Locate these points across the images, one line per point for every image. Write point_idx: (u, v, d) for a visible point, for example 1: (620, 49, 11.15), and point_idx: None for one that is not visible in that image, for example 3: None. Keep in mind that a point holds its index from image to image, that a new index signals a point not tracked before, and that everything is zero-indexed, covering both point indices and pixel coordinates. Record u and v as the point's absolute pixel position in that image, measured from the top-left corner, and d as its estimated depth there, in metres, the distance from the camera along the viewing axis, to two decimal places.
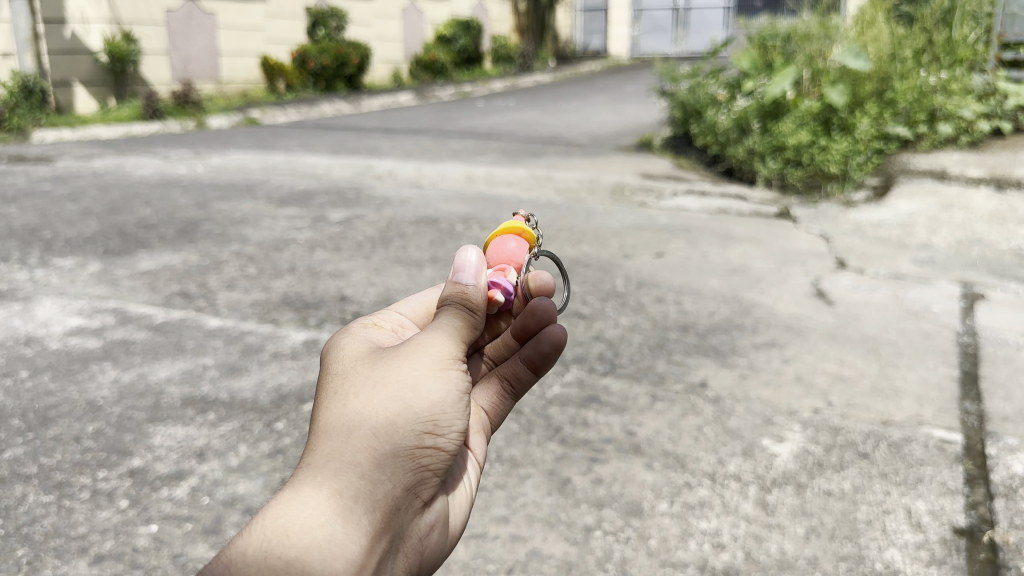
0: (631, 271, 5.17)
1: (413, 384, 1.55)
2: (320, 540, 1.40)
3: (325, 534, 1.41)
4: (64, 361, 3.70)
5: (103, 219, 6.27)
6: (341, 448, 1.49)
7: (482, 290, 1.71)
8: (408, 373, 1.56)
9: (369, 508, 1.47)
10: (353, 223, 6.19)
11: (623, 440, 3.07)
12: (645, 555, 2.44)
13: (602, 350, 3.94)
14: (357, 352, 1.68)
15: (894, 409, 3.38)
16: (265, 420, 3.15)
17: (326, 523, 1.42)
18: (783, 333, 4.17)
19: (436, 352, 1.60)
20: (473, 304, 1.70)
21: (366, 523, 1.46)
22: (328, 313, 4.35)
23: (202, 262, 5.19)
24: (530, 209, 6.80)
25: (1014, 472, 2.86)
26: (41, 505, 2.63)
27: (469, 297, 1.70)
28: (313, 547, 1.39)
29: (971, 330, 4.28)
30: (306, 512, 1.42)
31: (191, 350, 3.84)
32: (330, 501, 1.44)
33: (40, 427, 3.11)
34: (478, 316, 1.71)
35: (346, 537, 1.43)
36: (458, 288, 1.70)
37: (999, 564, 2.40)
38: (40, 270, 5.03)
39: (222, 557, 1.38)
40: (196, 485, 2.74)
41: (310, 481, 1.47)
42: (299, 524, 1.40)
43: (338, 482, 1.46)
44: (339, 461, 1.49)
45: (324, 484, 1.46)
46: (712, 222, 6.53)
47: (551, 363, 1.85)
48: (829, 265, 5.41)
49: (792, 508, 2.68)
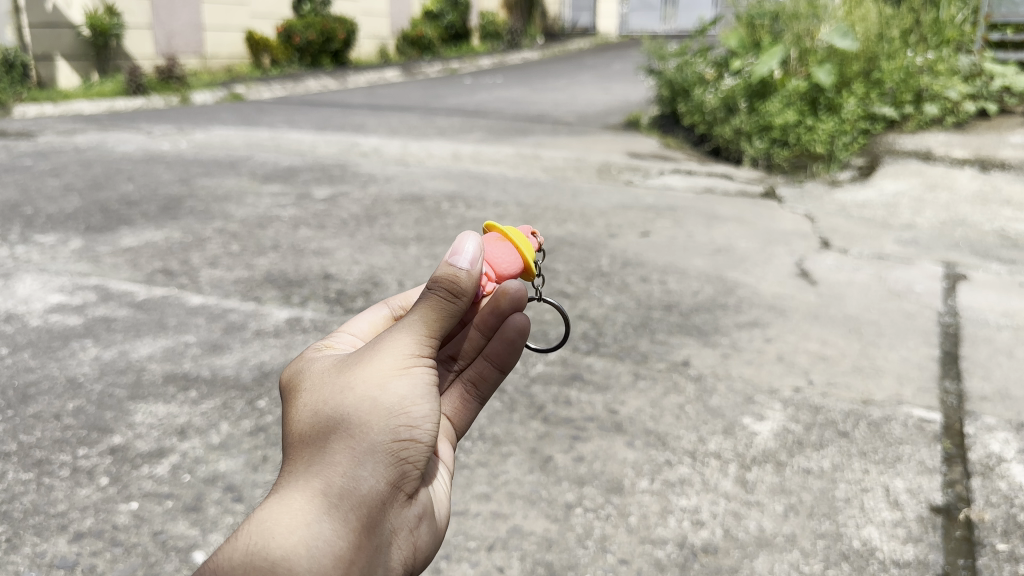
0: (617, 250, 5.17)
1: (383, 380, 1.55)
2: (304, 539, 1.41)
3: (310, 533, 1.42)
4: (45, 338, 3.68)
5: (85, 195, 6.21)
6: (321, 452, 1.52)
7: (474, 275, 1.63)
8: (375, 370, 1.57)
9: (353, 508, 1.47)
10: (338, 201, 6.16)
11: (605, 419, 3.08)
12: (625, 533, 2.46)
13: (585, 328, 3.94)
14: (324, 364, 1.69)
15: (875, 388, 3.40)
16: (247, 398, 3.14)
17: (311, 522, 1.43)
18: (766, 312, 4.19)
19: (407, 348, 1.60)
20: (459, 289, 1.61)
21: (352, 519, 1.46)
22: (312, 291, 4.33)
23: (185, 239, 5.15)
24: (516, 186, 6.78)
25: (991, 452, 2.89)
26: (21, 482, 2.61)
27: (457, 280, 1.61)
28: (297, 546, 1.40)
29: (952, 310, 4.30)
30: (289, 512, 1.43)
31: (174, 328, 3.81)
32: (314, 501, 1.46)
33: (20, 404, 3.09)
34: (462, 302, 1.63)
35: (332, 533, 1.44)
36: (451, 270, 1.61)
37: (975, 542, 2.43)
38: (21, 247, 4.98)
39: (210, 564, 1.40)
40: (178, 462, 2.73)
41: (293, 486, 1.48)
42: (281, 527, 1.41)
43: (320, 483, 1.48)
44: (318, 466, 1.50)
45: (305, 487, 1.48)
46: (699, 202, 6.53)
47: (517, 350, 1.83)
48: (813, 244, 5.43)
49: (771, 486, 2.70)
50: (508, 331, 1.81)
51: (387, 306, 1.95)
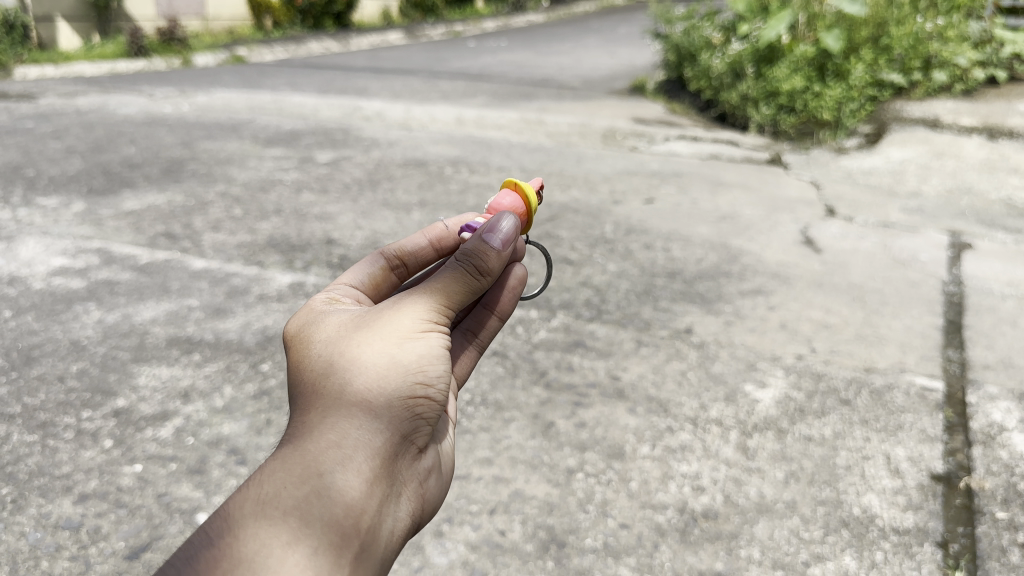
0: (621, 217, 5.14)
1: (401, 340, 1.58)
2: (318, 487, 1.39)
3: (324, 482, 1.40)
4: (49, 301, 3.67)
5: (87, 157, 6.19)
6: (335, 405, 1.51)
7: (503, 255, 1.68)
8: (394, 330, 1.59)
9: (367, 459, 1.48)
10: (341, 165, 6.14)
11: (607, 385, 3.09)
12: (626, 498, 2.47)
13: (588, 295, 3.93)
14: (334, 319, 1.68)
15: (878, 356, 3.40)
16: (250, 362, 3.15)
17: (325, 471, 1.42)
18: (769, 280, 4.17)
19: (425, 311, 1.62)
20: (486, 265, 1.67)
21: (366, 469, 1.46)
22: (315, 255, 4.32)
23: (188, 202, 5.13)
24: (520, 152, 6.74)
25: (993, 421, 2.89)
26: (25, 444, 2.63)
27: (488, 258, 1.66)
28: (312, 494, 1.38)
29: (957, 279, 4.28)
30: (304, 463, 1.42)
31: (177, 291, 3.81)
32: (328, 450, 1.45)
33: (24, 366, 3.10)
34: (485, 279, 1.68)
35: (347, 483, 1.43)
36: (482, 246, 1.67)
37: (974, 510, 2.44)
38: (24, 209, 4.97)
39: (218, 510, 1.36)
40: (182, 425, 2.74)
41: (305, 438, 1.47)
42: (295, 476, 1.39)
43: (334, 435, 1.47)
44: (333, 418, 1.50)
45: (319, 438, 1.46)
46: (704, 168, 6.50)
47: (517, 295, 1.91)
48: (818, 212, 5.41)
49: (772, 453, 2.70)
50: (510, 279, 1.88)
51: (382, 256, 1.93)
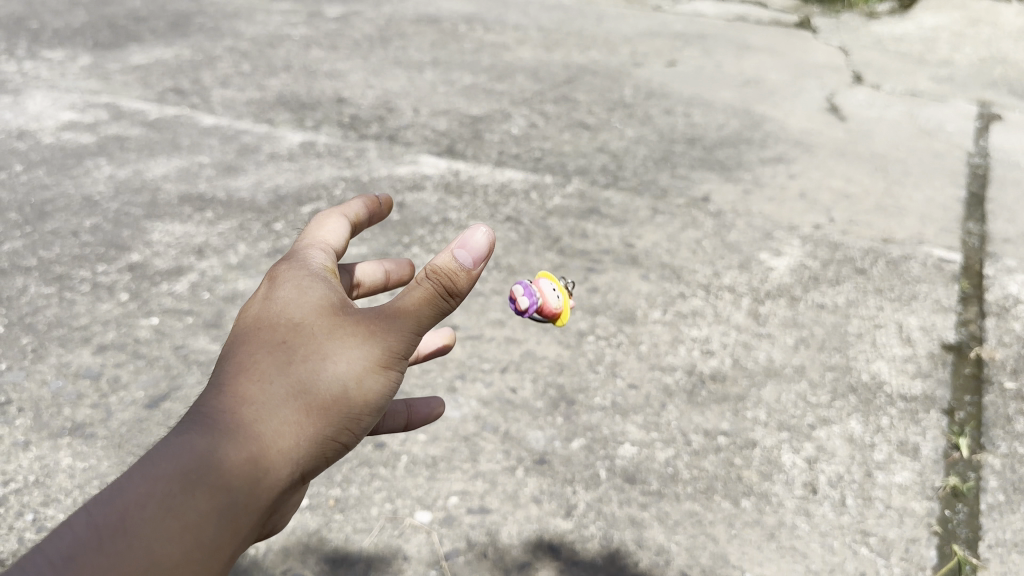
0: (641, 80, 4.99)
1: (356, 335, 1.41)
2: (234, 450, 1.29)
3: (239, 447, 1.29)
4: (59, 156, 3.64)
5: (90, 8, 5.98)
6: (279, 366, 1.38)
7: (472, 274, 1.40)
8: (361, 317, 1.43)
9: (289, 444, 1.35)
10: (351, 20, 5.92)
11: (621, 251, 3.06)
12: (636, 360, 2.49)
13: (605, 161, 3.85)
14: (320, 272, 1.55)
15: (897, 227, 3.35)
16: (263, 220, 3.13)
17: (242, 434, 1.31)
18: (791, 149, 4.07)
19: (397, 315, 1.42)
20: (456, 285, 1.40)
21: (278, 450, 1.34)
22: (326, 115, 4.21)
23: (195, 58, 4.99)
24: (537, 9, 6.47)
25: (1009, 293, 2.88)
26: (43, 296, 2.66)
27: (456, 278, 1.39)
28: (223, 457, 1.28)
29: (984, 151, 4.16)
30: (231, 420, 1.32)
31: (187, 148, 3.75)
32: (252, 415, 1.33)
33: (39, 220, 3.11)
34: (453, 298, 1.41)
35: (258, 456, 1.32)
36: (454, 260, 1.39)
37: (982, 379, 2.46)
38: (29, 62, 4.85)
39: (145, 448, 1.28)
40: (197, 280, 2.75)
41: (242, 389, 1.36)
42: (217, 429, 1.30)
43: (265, 396, 1.36)
44: (273, 380, 1.37)
45: (252, 396, 1.35)
46: (728, 30, 6.24)
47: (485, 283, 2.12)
48: (845, 78, 5.22)
49: (783, 319, 2.71)
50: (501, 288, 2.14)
51: None
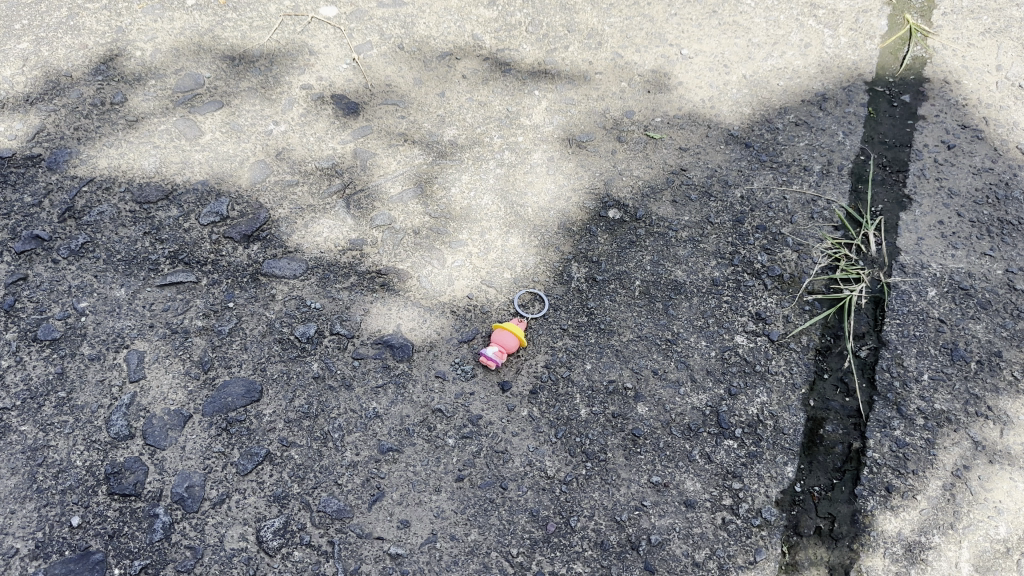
0: None
1: (277, 197, 1.94)
2: (152, 160, 1.95)
3: (151, 164, 1.94)
4: None
5: None
6: (228, 162, 1.99)
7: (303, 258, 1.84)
8: (297, 196, 1.95)
9: (181, 174, 1.94)
10: None
11: None
12: None
13: None
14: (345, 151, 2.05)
15: None
16: None
17: (166, 164, 1.95)
18: None
19: (304, 214, 1.92)
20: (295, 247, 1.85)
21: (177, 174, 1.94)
22: None
23: None
24: None
25: None
26: None
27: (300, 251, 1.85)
28: (140, 158, 1.95)
29: None
30: (178, 155, 1.98)
31: None
32: (182, 163, 1.96)
33: None
34: (293, 237, 1.87)
35: (157, 168, 1.94)
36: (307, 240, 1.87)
37: None
38: None
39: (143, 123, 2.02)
40: None
41: (217, 158, 1.99)
42: (161, 155, 1.97)
43: (203, 168, 1.96)
44: (225, 164, 1.98)
45: (204, 165, 1.97)
46: None
47: None
48: None
49: None
50: None
51: None
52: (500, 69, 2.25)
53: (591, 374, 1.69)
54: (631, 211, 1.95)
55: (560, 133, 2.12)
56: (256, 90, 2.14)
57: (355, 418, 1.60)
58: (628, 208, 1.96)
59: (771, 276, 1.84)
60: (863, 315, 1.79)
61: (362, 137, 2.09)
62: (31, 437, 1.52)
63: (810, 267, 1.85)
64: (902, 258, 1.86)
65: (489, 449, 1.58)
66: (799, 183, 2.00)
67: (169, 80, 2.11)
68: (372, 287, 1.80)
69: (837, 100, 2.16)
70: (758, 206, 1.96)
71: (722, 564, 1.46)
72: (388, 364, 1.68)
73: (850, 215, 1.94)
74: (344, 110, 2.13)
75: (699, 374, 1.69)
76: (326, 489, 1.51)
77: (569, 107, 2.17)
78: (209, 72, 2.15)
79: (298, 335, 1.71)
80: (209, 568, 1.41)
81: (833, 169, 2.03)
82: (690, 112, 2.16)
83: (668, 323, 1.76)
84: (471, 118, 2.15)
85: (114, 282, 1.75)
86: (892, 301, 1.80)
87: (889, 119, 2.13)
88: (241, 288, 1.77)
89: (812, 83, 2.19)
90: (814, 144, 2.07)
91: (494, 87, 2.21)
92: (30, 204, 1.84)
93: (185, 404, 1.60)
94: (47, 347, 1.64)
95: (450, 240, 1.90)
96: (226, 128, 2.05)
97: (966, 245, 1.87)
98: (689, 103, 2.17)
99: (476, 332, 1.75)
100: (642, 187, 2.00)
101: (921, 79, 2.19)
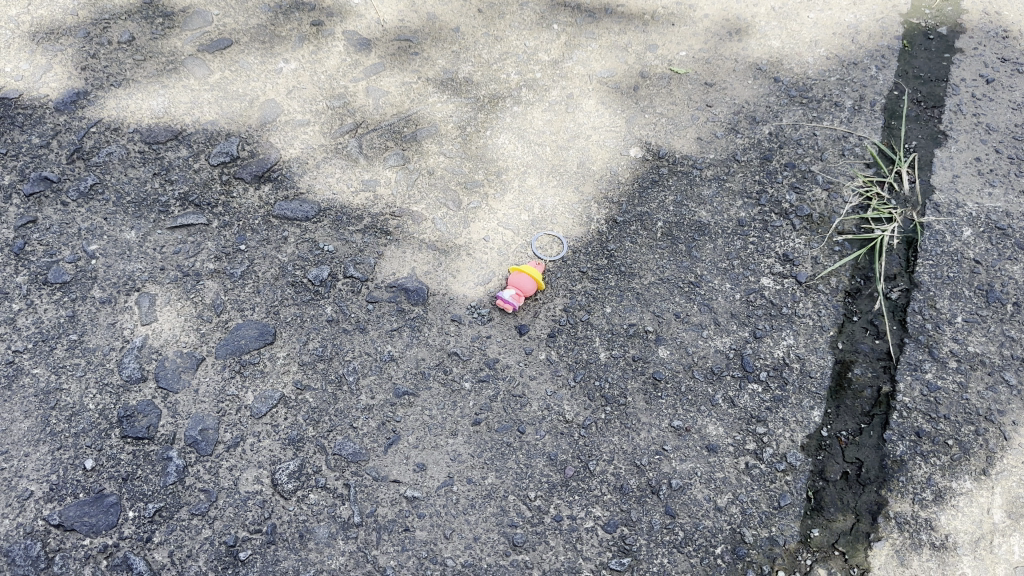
0: None
1: (287, 136, 1.91)
2: (160, 100, 1.92)
3: (160, 103, 1.92)
4: None
5: None
6: (236, 100, 1.95)
7: (320, 197, 1.81)
8: (308, 135, 1.92)
9: (190, 113, 1.91)
10: None
11: None
12: None
13: None
14: (358, 88, 2.01)
15: None
16: None
17: (175, 103, 1.92)
18: None
19: (314, 153, 1.89)
20: (310, 187, 1.83)
21: (186, 113, 1.91)
22: None
23: None
24: None
25: None
26: None
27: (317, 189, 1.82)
28: (149, 98, 1.92)
29: None
30: (187, 94, 1.94)
31: None
32: (191, 102, 1.93)
33: None
34: (307, 176, 1.85)
35: (164, 107, 1.91)
36: (321, 180, 1.84)
37: None
38: None
39: (151, 61, 1.99)
40: None
41: (227, 97, 1.95)
42: (170, 94, 1.94)
43: (212, 107, 1.93)
44: (234, 103, 1.95)
45: (213, 104, 1.94)
46: None
47: None
48: None
49: None
50: None
51: None
52: (518, 3, 2.19)
53: (611, 318, 1.65)
54: (654, 150, 1.90)
55: (581, 68, 2.06)
56: (265, 27, 2.09)
57: (370, 360, 1.58)
58: (651, 147, 1.91)
59: (799, 216, 1.79)
60: (895, 255, 1.74)
61: (375, 74, 2.04)
62: (44, 379, 1.52)
63: (839, 206, 1.80)
64: (935, 196, 1.80)
65: (507, 393, 1.56)
66: (830, 119, 1.93)
67: (175, 19, 2.08)
68: (386, 229, 1.77)
69: (870, 33, 2.08)
70: (787, 143, 1.90)
71: (745, 509, 1.44)
72: (403, 307, 1.66)
73: (882, 152, 1.88)
74: (358, 47, 2.08)
75: (723, 316, 1.65)
76: (341, 432, 1.50)
77: (591, 41, 2.11)
78: (217, 10, 2.11)
79: (311, 278, 1.69)
80: (224, 511, 1.41)
81: (865, 104, 1.96)
82: (714, 46, 2.09)
83: (691, 266, 1.72)
84: (488, 54, 2.09)
85: (124, 225, 1.73)
86: (925, 242, 1.74)
87: (924, 52, 2.05)
88: (253, 230, 1.75)
89: (843, 17, 2.12)
90: (844, 80, 2.00)
91: (511, 20, 2.15)
92: (38, 146, 1.82)
93: (197, 347, 1.59)
94: (58, 290, 1.63)
95: (465, 181, 1.86)
96: (235, 66, 2.01)
97: (1003, 184, 1.80)
98: (714, 37, 2.11)
99: (495, 274, 1.72)
100: (665, 126, 1.95)
101: (960, 11, 2.12)
